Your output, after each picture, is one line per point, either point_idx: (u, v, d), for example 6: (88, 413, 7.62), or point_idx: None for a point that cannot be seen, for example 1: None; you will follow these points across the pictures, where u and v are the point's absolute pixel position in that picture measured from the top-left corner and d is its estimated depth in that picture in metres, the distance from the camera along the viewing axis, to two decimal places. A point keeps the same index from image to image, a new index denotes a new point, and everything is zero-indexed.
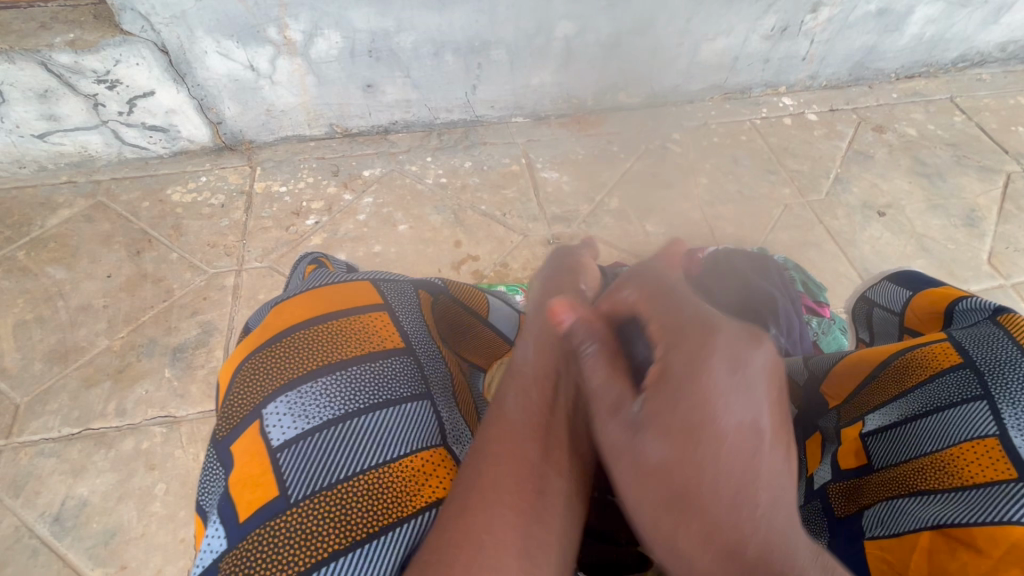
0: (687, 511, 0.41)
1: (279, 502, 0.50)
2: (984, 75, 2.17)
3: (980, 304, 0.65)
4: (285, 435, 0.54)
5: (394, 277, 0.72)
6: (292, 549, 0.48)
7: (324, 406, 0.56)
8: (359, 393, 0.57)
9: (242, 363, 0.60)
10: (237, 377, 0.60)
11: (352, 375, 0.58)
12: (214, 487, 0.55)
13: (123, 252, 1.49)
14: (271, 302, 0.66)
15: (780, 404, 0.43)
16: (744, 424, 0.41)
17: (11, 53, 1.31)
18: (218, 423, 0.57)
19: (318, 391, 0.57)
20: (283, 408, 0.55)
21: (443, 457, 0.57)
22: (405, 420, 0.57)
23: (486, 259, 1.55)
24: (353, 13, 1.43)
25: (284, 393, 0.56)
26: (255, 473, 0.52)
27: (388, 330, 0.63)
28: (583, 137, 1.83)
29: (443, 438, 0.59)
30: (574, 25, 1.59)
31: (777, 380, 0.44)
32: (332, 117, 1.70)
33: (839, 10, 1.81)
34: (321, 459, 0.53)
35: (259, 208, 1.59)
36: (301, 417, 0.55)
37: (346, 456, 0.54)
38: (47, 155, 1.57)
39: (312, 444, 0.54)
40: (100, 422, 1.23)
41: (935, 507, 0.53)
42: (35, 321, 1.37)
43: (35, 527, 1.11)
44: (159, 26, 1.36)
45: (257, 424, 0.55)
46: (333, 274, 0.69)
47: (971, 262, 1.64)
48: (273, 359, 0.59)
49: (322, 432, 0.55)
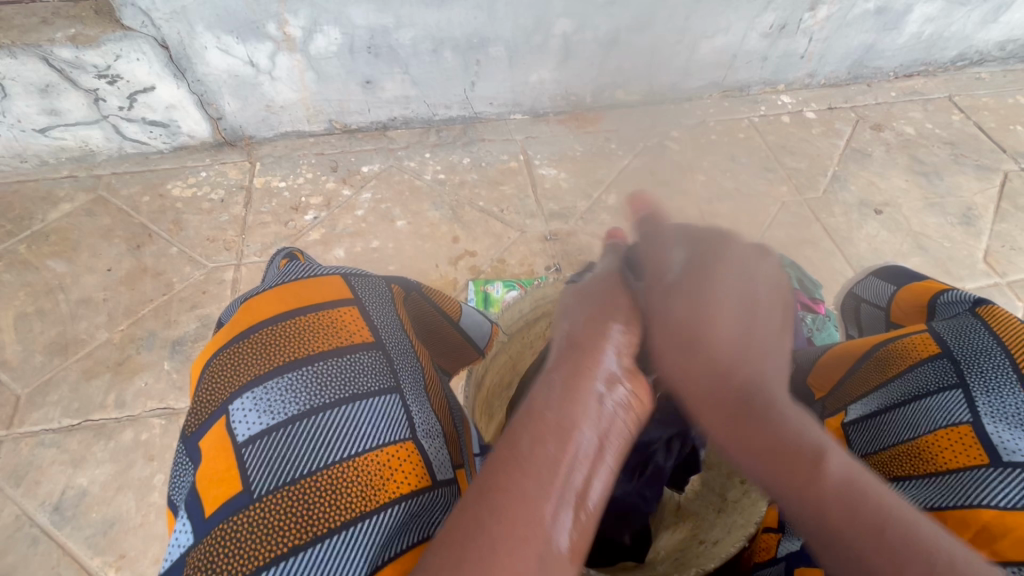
0: (697, 348, 0.57)
1: (241, 497, 0.49)
2: (983, 74, 2.18)
3: (963, 296, 0.66)
4: (250, 430, 0.53)
5: (368, 273, 0.72)
6: (253, 545, 0.47)
7: (288, 401, 0.55)
8: (324, 388, 0.56)
9: (213, 361, 0.61)
10: (205, 377, 0.60)
11: (317, 370, 0.57)
12: (186, 484, 0.56)
13: (123, 246, 1.50)
14: (243, 299, 0.66)
15: (772, 294, 0.61)
16: (748, 298, 0.58)
17: (14, 47, 1.33)
18: (189, 419, 0.58)
19: (283, 387, 0.56)
20: (248, 404, 0.55)
21: (411, 451, 0.56)
22: (372, 414, 0.56)
23: (484, 255, 1.56)
24: (352, 9, 1.44)
25: (250, 390, 0.56)
26: (219, 470, 0.51)
27: (357, 325, 0.62)
28: (580, 134, 1.84)
29: (413, 431, 0.57)
30: (572, 22, 1.60)
31: (772, 284, 0.62)
32: (332, 113, 1.71)
33: (837, 8, 1.81)
34: (284, 454, 0.52)
35: (258, 203, 1.60)
36: (266, 413, 0.54)
37: (307, 453, 0.52)
38: (49, 149, 1.58)
39: (276, 440, 0.52)
40: (100, 413, 1.25)
41: (910, 493, 0.55)
42: (36, 313, 1.38)
43: (36, 516, 1.13)
44: (159, 22, 1.37)
45: (223, 421, 0.55)
46: (305, 266, 0.68)
47: (967, 260, 1.65)
48: (238, 356, 0.59)
49: (287, 428, 0.53)
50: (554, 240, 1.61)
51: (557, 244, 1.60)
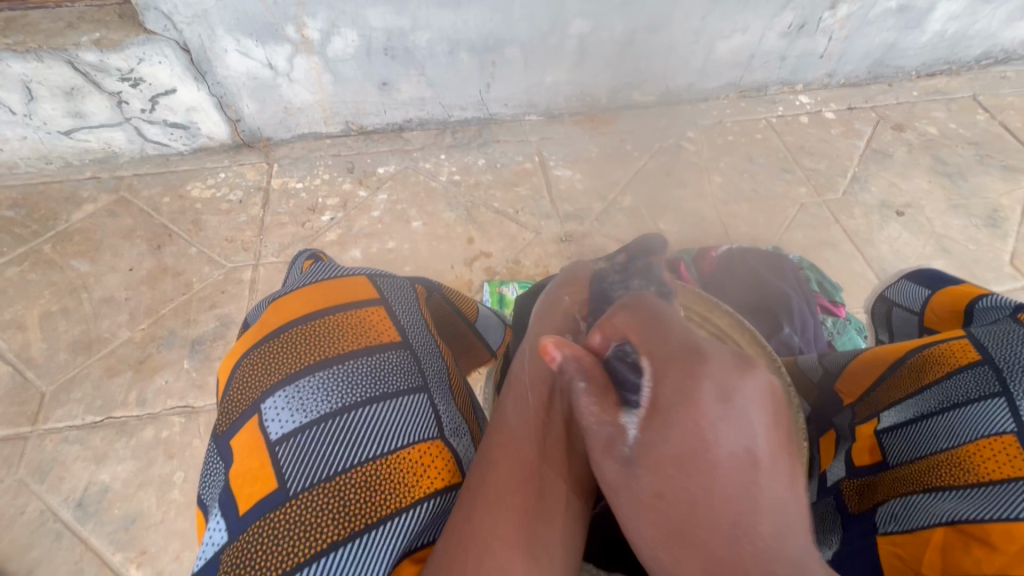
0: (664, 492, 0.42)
1: (277, 494, 0.49)
2: (1009, 72, 2.13)
3: (1002, 302, 0.65)
4: (283, 428, 0.53)
5: (392, 274, 0.72)
6: (292, 541, 0.47)
7: (321, 399, 0.55)
8: (355, 387, 0.56)
9: (243, 360, 0.60)
10: (235, 376, 0.60)
11: (348, 369, 0.58)
12: (217, 483, 0.55)
13: (145, 246, 1.52)
14: (270, 299, 0.66)
15: (771, 422, 0.43)
16: (736, 452, 0.41)
17: (40, 52, 1.35)
18: (220, 419, 0.58)
19: (315, 385, 0.56)
20: (281, 402, 0.55)
21: (440, 450, 0.56)
22: (402, 413, 0.56)
23: (498, 256, 1.56)
24: (369, 11, 1.45)
25: (283, 388, 0.56)
26: (255, 467, 0.51)
27: (385, 324, 0.63)
28: (595, 134, 1.84)
29: (441, 430, 0.57)
30: (587, 22, 1.59)
31: (771, 404, 0.43)
32: (348, 115, 1.72)
33: (859, 6, 1.78)
34: (318, 451, 0.52)
35: (276, 204, 1.62)
36: (299, 411, 0.54)
37: (341, 448, 0.53)
38: (73, 151, 1.61)
39: (310, 437, 0.53)
40: (122, 411, 1.26)
41: (950, 503, 0.53)
42: (60, 312, 1.41)
43: (60, 511, 1.15)
44: (181, 25, 1.38)
45: (255, 419, 0.55)
46: (332, 266, 0.69)
47: (993, 263, 1.61)
48: (270, 355, 0.59)
49: (321, 425, 0.54)
50: (569, 241, 1.60)
51: (571, 245, 1.59)
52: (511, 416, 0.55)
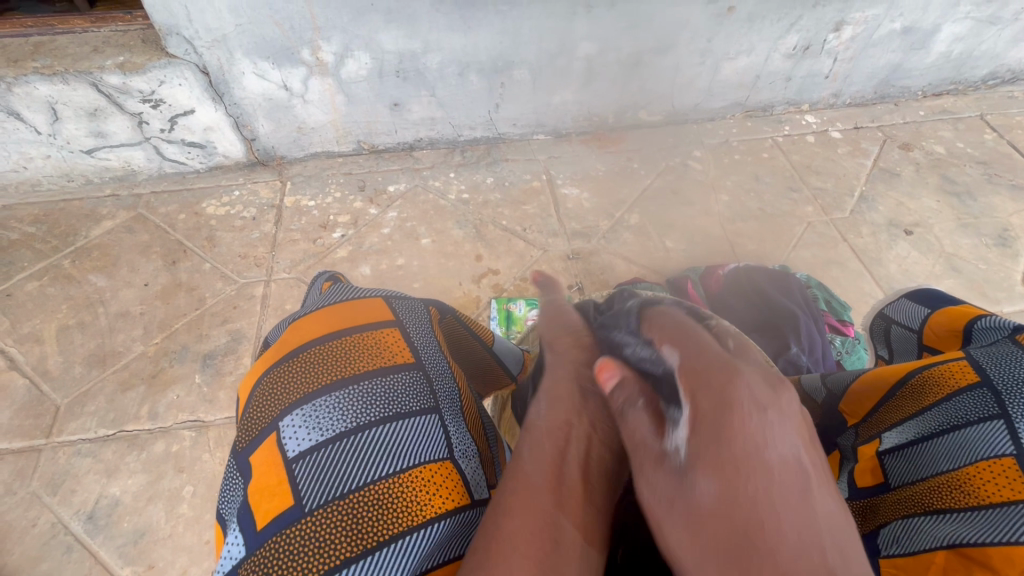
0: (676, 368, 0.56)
1: (293, 511, 0.50)
2: (1016, 92, 2.14)
3: (1001, 322, 0.65)
4: (300, 446, 0.55)
5: (405, 295, 0.73)
6: (307, 557, 0.48)
7: (336, 418, 0.56)
8: (370, 406, 0.58)
9: (262, 379, 0.62)
10: (254, 395, 0.61)
11: (363, 389, 0.59)
12: (233, 500, 0.56)
13: (160, 262, 1.56)
14: (288, 321, 0.68)
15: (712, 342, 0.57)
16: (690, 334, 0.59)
17: (67, 74, 1.41)
18: (240, 434, 0.59)
19: (332, 404, 0.57)
20: (298, 421, 0.56)
21: (450, 470, 0.57)
22: (413, 433, 0.57)
23: (506, 273, 1.57)
24: (382, 35, 1.49)
25: (300, 407, 0.57)
26: (272, 483, 0.52)
27: (398, 346, 0.64)
28: (602, 153, 1.87)
29: (450, 451, 0.58)
30: (595, 45, 1.63)
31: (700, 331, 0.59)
32: (360, 134, 1.76)
33: (864, 27, 1.80)
34: (334, 469, 0.53)
35: (288, 221, 1.65)
36: (315, 429, 0.55)
37: (356, 467, 0.54)
38: (94, 169, 1.66)
39: (327, 455, 0.54)
40: (134, 424, 1.28)
41: (952, 526, 0.52)
42: (77, 326, 1.44)
43: (70, 524, 1.16)
44: (201, 49, 1.44)
45: (273, 436, 0.56)
46: (348, 288, 0.71)
47: (1004, 283, 1.60)
48: (289, 374, 0.60)
49: (337, 443, 0.55)
50: (576, 259, 1.61)
51: (579, 262, 1.61)
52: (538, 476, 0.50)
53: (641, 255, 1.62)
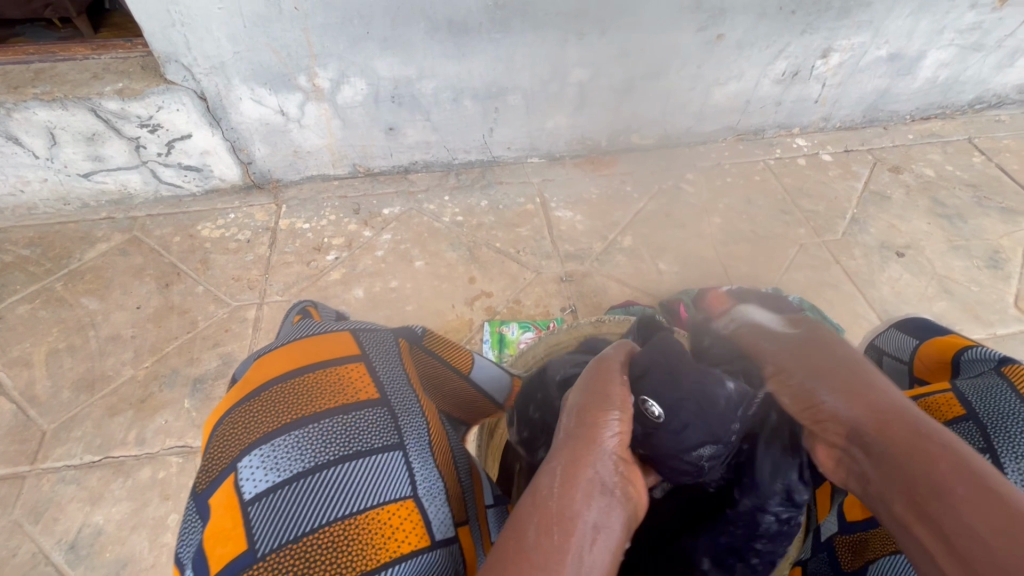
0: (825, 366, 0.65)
1: (246, 556, 0.50)
2: (1003, 116, 2.17)
3: (986, 354, 0.66)
4: (257, 488, 0.54)
5: (375, 328, 0.74)
6: None
7: (295, 458, 0.56)
8: (330, 445, 0.58)
9: (225, 418, 0.62)
10: (216, 435, 0.61)
11: (324, 427, 0.59)
12: (189, 543, 0.55)
13: (153, 284, 1.56)
14: (255, 356, 0.69)
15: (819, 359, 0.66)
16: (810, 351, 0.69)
17: (65, 100, 1.43)
18: (200, 476, 0.59)
19: (291, 443, 0.57)
20: (256, 461, 0.56)
21: (411, 510, 0.57)
22: (374, 472, 0.58)
23: (500, 296, 1.57)
24: (378, 62, 1.52)
25: (259, 447, 0.57)
26: (227, 527, 0.52)
27: (363, 381, 0.65)
28: (596, 176, 1.88)
29: (414, 489, 0.58)
30: (586, 71, 1.66)
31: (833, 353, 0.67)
32: (355, 157, 1.78)
33: (850, 55, 1.84)
34: (290, 511, 0.53)
35: (283, 243, 1.66)
36: (273, 469, 0.55)
37: (313, 508, 0.53)
38: (91, 193, 1.67)
39: (283, 497, 0.54)
40: (120, 450, 1.27)
41: None
42: (67, 349, 1.43)
43: (51, 554, 1.14)
44: (199, 76, 1.46)
45: (230, 478, 0.56)
46: (319, 324, 0.72)
47: (997, 305, 1.60)
48: (251, 413, 0.61)
49: (295, 484, 0.55)
50: (569, 281, 1.62)
51: (572, 285, 1.61)
52: (534, 532, 0.46)
53: (634, 277, 1.63)
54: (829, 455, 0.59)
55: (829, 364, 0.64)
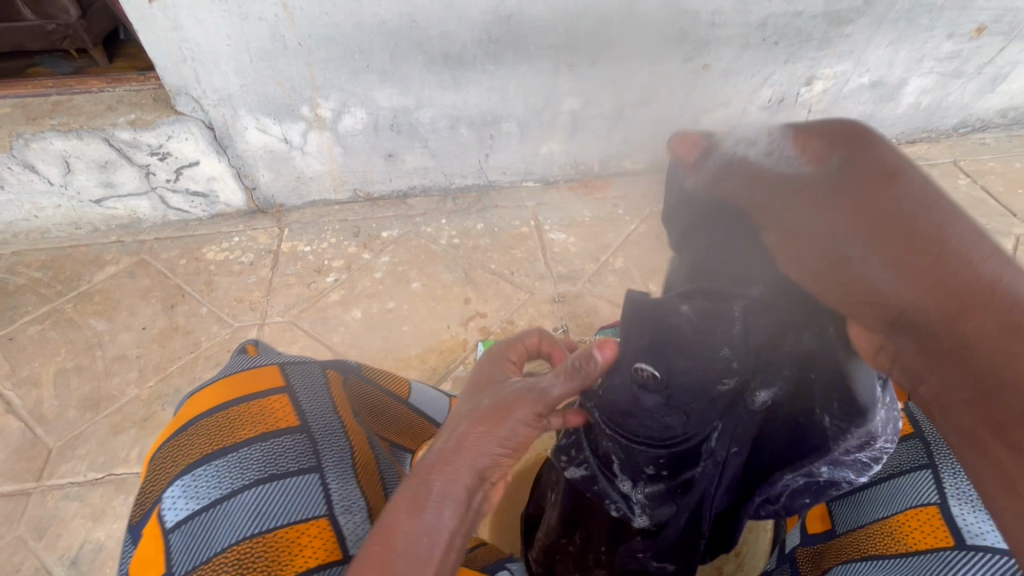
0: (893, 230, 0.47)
1: None
2: (987, 139, 2.23)
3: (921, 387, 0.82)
4: (177, 515, 0.62)
5: (304, 361, 0.81)
6: None
7: (212, 486, 0.64)
8: (246, 471, 0.65)
9: (159, 455, 0.70)
10: (153, 471, 0.70)
11: (241, 455, 0.67)
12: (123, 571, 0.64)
13: (159, 305, 1.61)
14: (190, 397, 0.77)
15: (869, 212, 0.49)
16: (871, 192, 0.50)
17: (81, 131, 1.51)
18: (137, 511, 0.68)
19: (210, 472, 0.65)
20: (178, 491, 0.64)
21: (323, 527, 0.63)
22: (288, 493, 0.65)
23: (493, 316, 1.62)
24: (377, 93, 1.59)
25: (182, 479, 0.65)
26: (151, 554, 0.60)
27: (284, 411, 0.72)
28: (589, 200, 1.94)
29: (329, 508, 0.65)
30: (578, 100, 1.72)
31: (905, 197, 0.49)
32: (356, 183, 1.85)
33: (833, 82, 1.90)
34: (204, 535, 0.60)
35: (284, 266, 1.71)
36: (193, 497, 0.63)
37: (225, 530, 0.60)
38: (102, 218, 1.74)
39: (198, 522, 0.61)
40: (123, 467, 1.30)
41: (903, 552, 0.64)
42: (74, 369, 1.48)
43: (54, 570, 1.17)
44: (208, 107, 1.54)
45: (157, 510, 0.64)
46: (248, 359, 0.79)
47: None
48: (179, 449, 0.69)
49: (210, 509, 0.62)
50: (562, 301, 1.66)
51: (565, 306, 1.65)
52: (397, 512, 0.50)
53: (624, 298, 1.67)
54: (880, 340, 0.50)
55: (891, 226, 0.48)
